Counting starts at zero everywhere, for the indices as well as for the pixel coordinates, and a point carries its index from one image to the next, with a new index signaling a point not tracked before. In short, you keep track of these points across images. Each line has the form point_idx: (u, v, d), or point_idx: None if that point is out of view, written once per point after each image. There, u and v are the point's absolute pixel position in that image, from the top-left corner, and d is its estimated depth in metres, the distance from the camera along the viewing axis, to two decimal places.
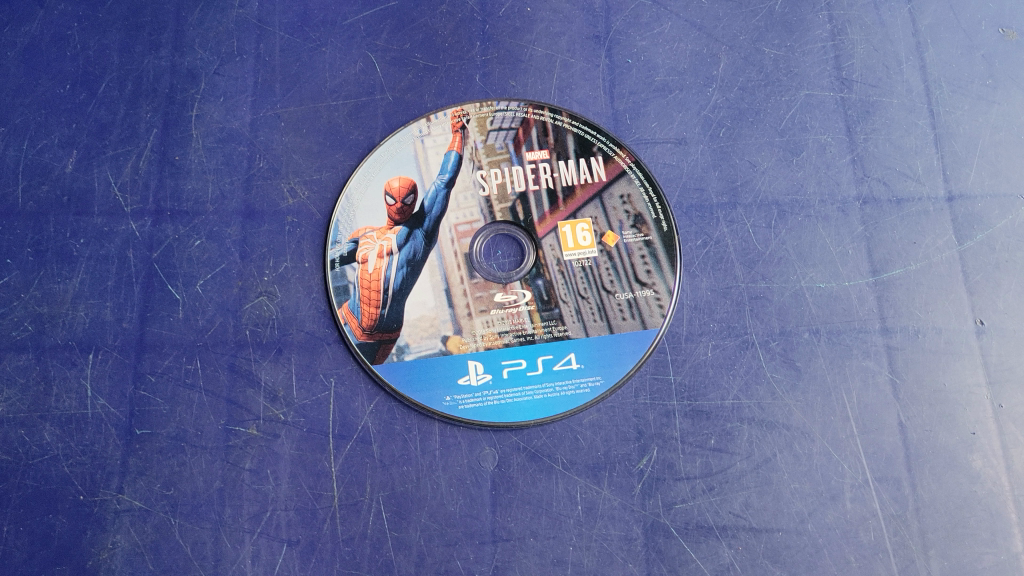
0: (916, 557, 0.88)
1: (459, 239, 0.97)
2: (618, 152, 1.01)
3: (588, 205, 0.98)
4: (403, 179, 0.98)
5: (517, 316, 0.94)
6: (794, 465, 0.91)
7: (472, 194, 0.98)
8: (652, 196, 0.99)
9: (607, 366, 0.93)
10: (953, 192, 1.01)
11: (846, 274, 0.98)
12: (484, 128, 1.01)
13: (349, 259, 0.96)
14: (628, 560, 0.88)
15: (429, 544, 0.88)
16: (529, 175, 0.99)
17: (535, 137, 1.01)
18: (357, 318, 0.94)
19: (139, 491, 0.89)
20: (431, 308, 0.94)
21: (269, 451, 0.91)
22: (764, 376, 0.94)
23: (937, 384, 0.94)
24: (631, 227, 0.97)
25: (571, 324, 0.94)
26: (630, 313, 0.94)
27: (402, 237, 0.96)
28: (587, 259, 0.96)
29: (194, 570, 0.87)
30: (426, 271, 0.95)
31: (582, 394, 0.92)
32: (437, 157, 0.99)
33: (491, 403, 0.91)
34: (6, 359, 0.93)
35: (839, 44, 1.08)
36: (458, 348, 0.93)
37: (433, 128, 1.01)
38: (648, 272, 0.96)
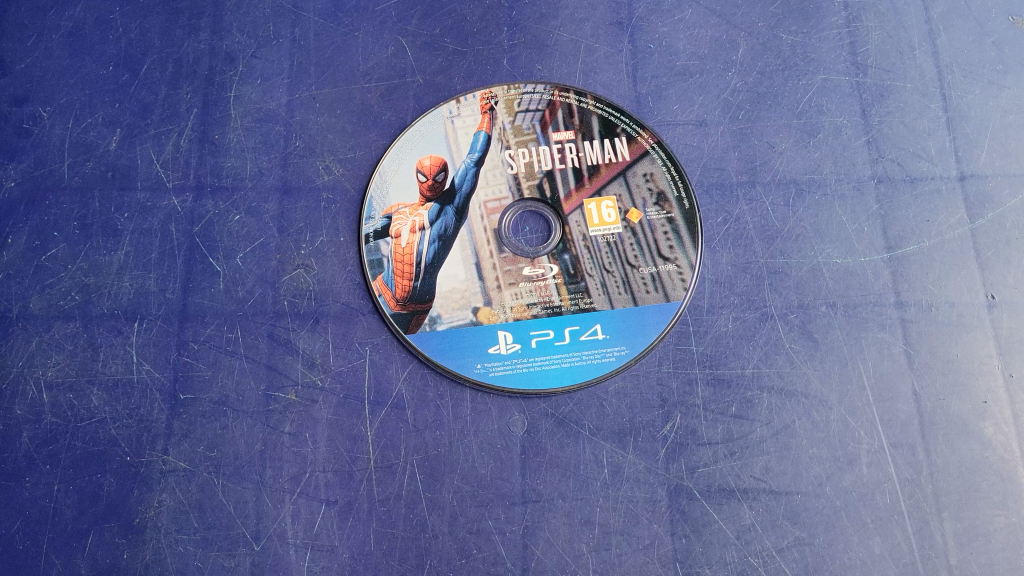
0: (930, 518, 0.91)
1: (489, 215, 1.00)
2: (641, 133, 1.05)
3: (613, 183, 1.02)
4: (435, 158, 1.02)
5: (545, 289, 0.98)
6: (812, 431, 0.94)
7: (501, 172, 1.02)
8: (674, 175, 1.02)
9: (632, 337, 0.96)
10: (965, 172, 1.05)
11: (862, 250, 1.02)
12: (512, 110, 1.05)
13: (382, 234, 0.99)
14: (653, 521, 0.91)
15: (461, 504, 0.92)
16: (555, 155, 1.03)
17: (561, 118, 1.05)
18: (392, 289, 0.98)
19: (184, 453, 0.93)
20: (462, 280, 0.98)
21: (308, 416, 0.94)
22: (783, 346, 0.98)
23: (949, 354, 0.97)
24: (654, 205, 1.01)
25: (597, 296, 0.97)
26: (653, 286, 0.98)
27: (434, 213, 1.00)
28: (612, 235, 1.00)
29: (237, 528, 0.90)
30: (457, 245, 0.99)
31: (607, 363, 0.96)
32: (466, 136, 1.03)
33: (521, 371, 0.95)
34: (55, 326, 0.97)
35: (854, 31, 1.12)
36: (488, 319, 0.96)
37: (463, 110, 1.05)
38: (671, 247, 1.00)
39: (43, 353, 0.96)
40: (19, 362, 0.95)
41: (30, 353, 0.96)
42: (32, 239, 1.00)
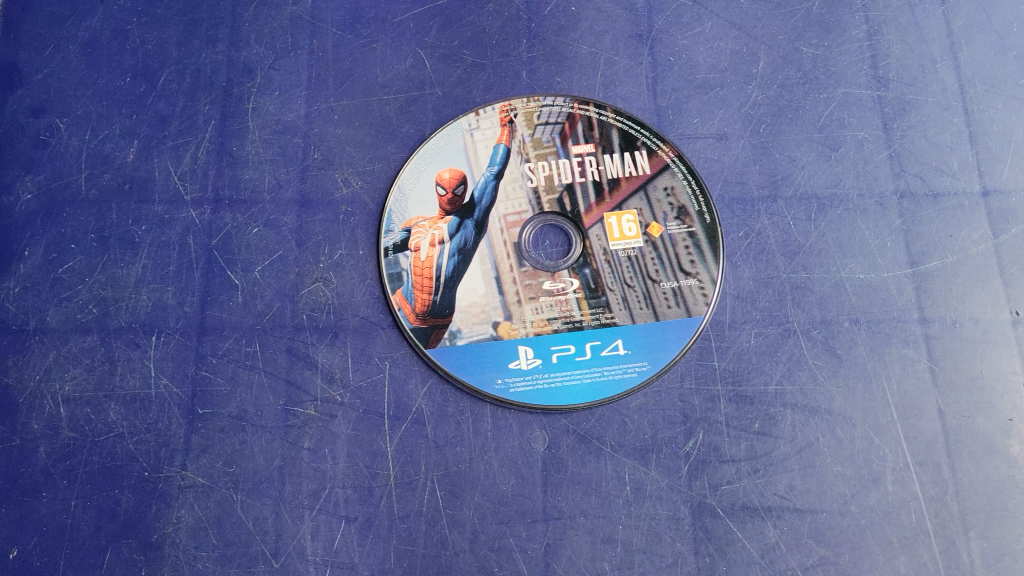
0: (957, 538, 0.90)
1: (509, 229, 1.00)
2: (662, 146, 1.04)
3: (633, 196, 1.01)
4: (454, 171, 1.01)
5: (566, 304, 0.97)
6: (836, 448, 0.93)
7: (521, 185, 1.01)
8: (695, 189, 1.02)
9: (653, 352, 0.95)
10: (988, 187, 1.04)
11: (884, 265, 1.01)
12: (531, 122, 1.04)
13: (401, 247, 0.99)
14: (677, 538, 0.90)
15: (482, 521, 0.91)
16: (575, 168, 1.02)
17: (580, 131, 1.04)
18: (411, 303, 0.97)
19: (202, 468, 0.92)
20: (482, 295, 0.97)
21: (327, 431, 0.94)
22: (806, 362, 0.97)
23: (973, 371, 0.96)
24: (675, 218, 1.00)
25: (618, 311, 0.96)
26: (675, 301, 0.97)
27: (453, 226, 0.99)
28: (633, 249, 0.99)
29: (256, 545, 0.89)
30: (477, 258, 0.98)
31: (629, 378, 0.95)
32: (486, 149, 1.02)
33: (542, 386, 0.94)
34: (72, 340, 0.96)
35: (875, 44, 1.11)
36: (508, 334, 0.95)
37: (482, 122, 1.04)
38: (692, 262, 0.99)
39: (60, 367, 0.95)
40: (35, 377, 0.94)
41: (47, 367, 0.95)
42: (49, 251, 0.99)
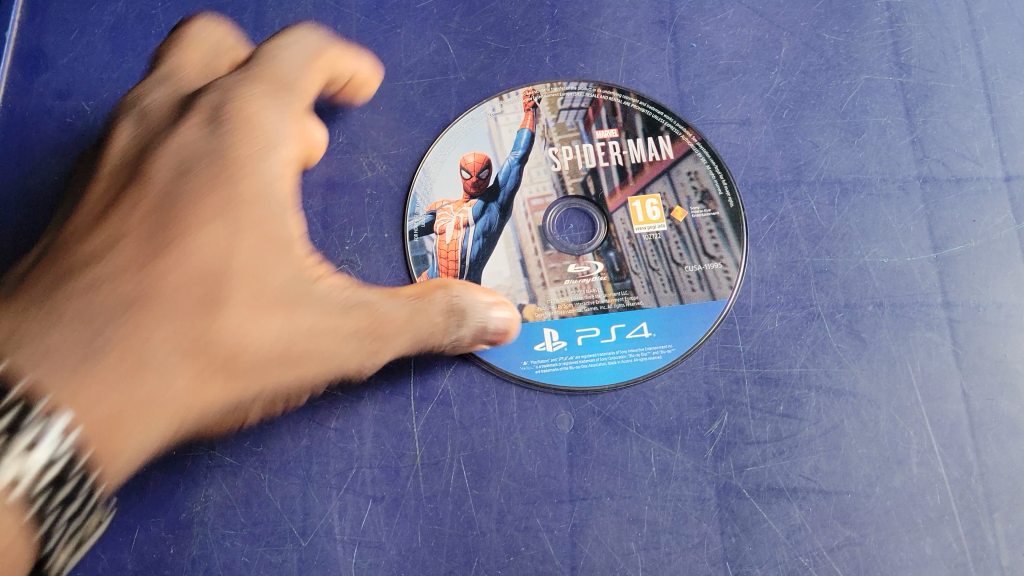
0: (982, 519, 0.90)
1: (533, 213, 1.01)
2: (685, 131, 1.05)
3: (657, 181, 1.02)
4: (478, 155, 1.03)
5: (590, 287, 0.98)
6: (861, 430, 0.94)
7: (545, 169, 1.02)
8: (719, 173, 1.03)
9: (678, 335, 0.97)
10: (1010, 173, 1.04)
11: (908, 250, 1.01)
12: (555, 107, 1.05)
13: (427, 230, 1.00)
14: (703, 519, 0.91)
15: (508, 502, 0.91)
16: (599, 153, 1.03)
17: (604, 116, 1.05)
18: None
19: (230, 448, 0.92)
20: (507, 277, 0.98)
21: (354, 412, 0.94)
22: (830, 346, 0.97)
23: (997, 354, 0.97)
24: (698, 203, 1.01)
25: (642, 294, 0.98)
26: (699, 285, 0.98)
27: (478, 210, 1.00)
28: (656, 233, 1.00)
29: (284, 523, 0.90)
30: (502, 242, 0.99)
31: (654, 361, 0.96)
32: (509, 134, 1.04)
33: (567, 368, 0.96)
34: None
35: (897, 31, 1.11)
36: (533, 317, 0.97)
37: (506, 107, 1.05)
38: (716, 246, 1.00)
39: None
40: None
41: None
42: None
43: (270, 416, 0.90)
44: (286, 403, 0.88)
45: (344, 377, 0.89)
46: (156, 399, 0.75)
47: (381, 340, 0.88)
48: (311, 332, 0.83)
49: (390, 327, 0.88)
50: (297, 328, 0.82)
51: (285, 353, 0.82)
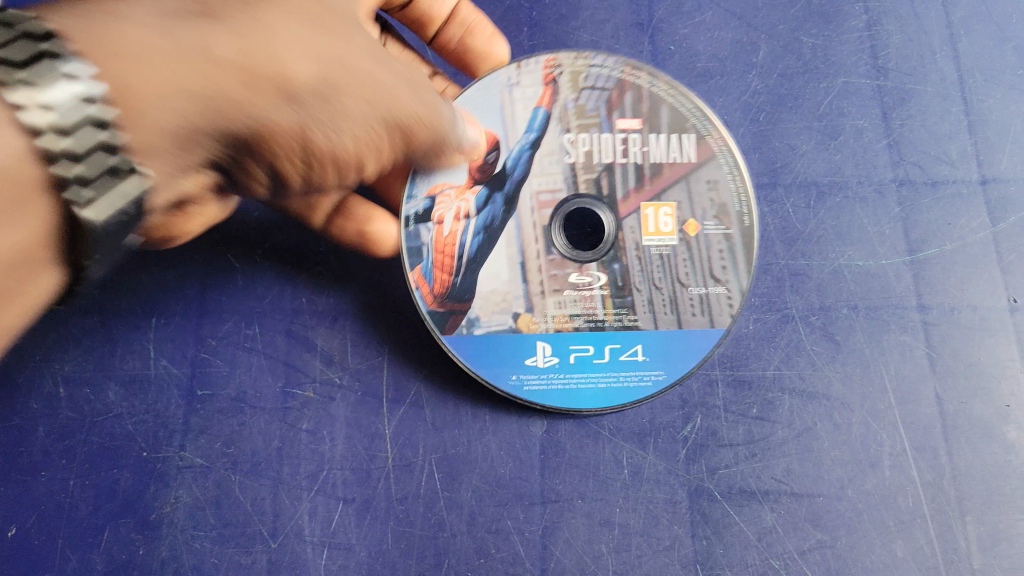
0: (954, 523, 0.90)
1: (541, 208, 0.97)
2: (713, 132, 0.99)
3: (674, 187, 0.98)
4: (488, 134, 0.96)
5: (590, 300, 0.96)
6: (834, 433, 0.94)
7: (557, 159, 0.98)
8: (739, 187, 0.98)
9: (673, 363, 0.94)
10: (987, 176, 1.04)
11: (882, 252, 1.01)
12: (576, 85, 0.99)
13: (423, 218, 0.95)
14: (674, 522, 0.91)
15: (480, 504, 0.91)
16: (618, 147, 0.98)
17: (628, 102, 0.99)
18: (429, 283, 0.93)
19: (201, 449, 0.92)
20: (505, 281, 0.95)
21: (326, 414, 0.94)
22: (804, 348, 0.97)
23: (972, 358, 0.96)
24: (712, 219, 0.97)
25: (641, 313, 0.95)
26: (700, 309, 0.95)
27: (481, 199, 0.96)
28: (666, 246, 0.97)
29: (253, 525, 0.90)
30: (504, 239, 0.96)
31: (644, 386, 0.93)
32: (524, 112, 0.98)
33: (557, 387, 0.93)
34: (72, 321, 0.96)
35: (874, 34, 1.11)
36: (528, 328, 0.94)
37: (523, 77, 0.98)
38: (724, 269, 0.96)
39: (61, 347, 0.95)
40: (36, 356, 0.95)
41: (47, 348, 0.95)
42: None
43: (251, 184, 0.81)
44: (270, 160, 0.77)
45: (340, 127, 0.77)
46: (128, 78, 0.60)
47: (338, 106, 0.75)
48: (303, 85, 0.72)
49: (385, 86, 0.78)
50: (330, 69, 0.74)
51: (314, 99, 0.74)
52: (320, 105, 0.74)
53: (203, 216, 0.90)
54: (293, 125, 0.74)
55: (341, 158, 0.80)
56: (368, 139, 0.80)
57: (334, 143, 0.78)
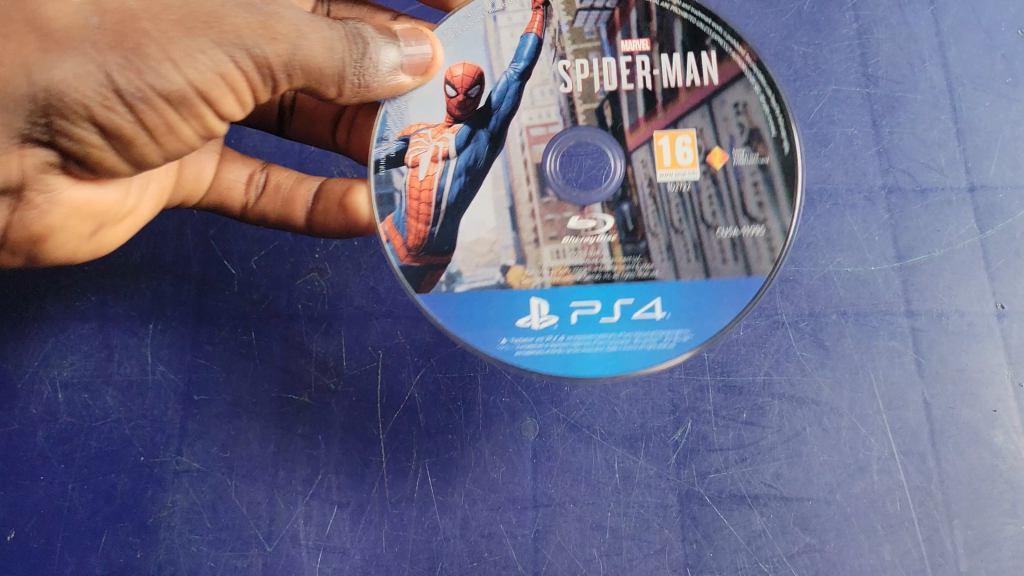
0: (940, 526, 0.92)
1: (532, 146, 0.84)
2: (738, 48, 0.84)
3: (695, 112, 0.84)
4: (468, 66, 0.85)
5: (594, 249, 0.83)
6: (823, 438, 0.95)
7: (551, 89, 0.85)
8: (773, 108, 0.83)
9: (700, 319, 0.80)
10: (975, 183, 1.04)
11: (872, 259, 1.01)
12: (571, 6, 0.85)
13: (396, 161, 0.83)
14: (664, 526, 0.92)
15: (473, 508, 0.92)
16: (622, 71, 0.85)
17: (635, 21, 0.85)
18: (403, 234, 0.82)
19: (198, 454, 0.93)
20: (492, 229, 0.82)
21: (321, 419, 0.95)
22: (794, 354, 0.98)
23: (959, 364, 0.97)
24: (744, 146, 0.83)
25: (659, 262, 0.82)
26: (732, 254, 0.81)
27: (462, 137, 0.84)
28: (686, 182, 0.83)
29: (250, 529, 0.91)
30: (489, 180, 0.83)
31: (664, 349, 0.80)
32: (511, 40, 0.85)
33: (556, 351, 0.80)
34: (70, 327, 0.97)
35: (864, 42, 1.11)
36: (519, 283, 0.82)
37: (509, 2, 0.85)
38: (760, 204, 0.82)
39: (59, 353, 0.97)
40: (35, 363, 0.96)
41: (46, 354, 0.97)
42: None
43: (95, 155, 0.76)
44: (81, 118, 0.72)
45: (141, 54, 0.71)
46: None
47: (133, 28, 0.70)
48: (66, 26, 0.69)
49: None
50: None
51: (91, 31, 0.70)
52: (102, 39, 0.70)
53: (73, 211, 0.80)
54: (81, 71, 0.70)
55: (170, 94, 0.73)
56: (193, 60, 0.73)
57: (147, 72, 0.71)
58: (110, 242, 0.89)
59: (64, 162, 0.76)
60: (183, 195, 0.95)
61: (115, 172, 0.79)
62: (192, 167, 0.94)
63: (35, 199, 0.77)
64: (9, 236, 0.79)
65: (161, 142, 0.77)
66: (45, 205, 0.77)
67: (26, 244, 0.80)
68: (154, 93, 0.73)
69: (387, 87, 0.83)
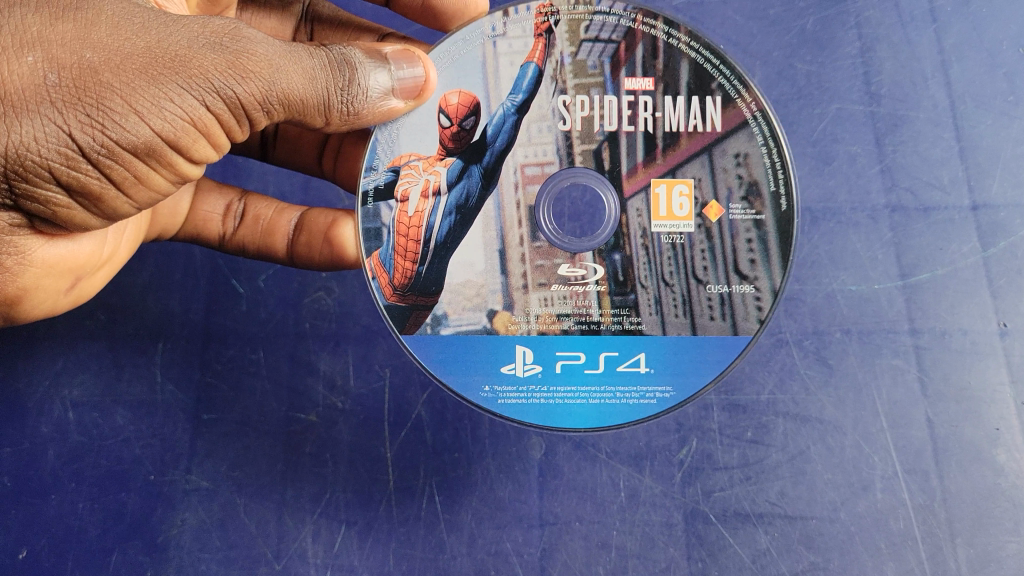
0: (944, 544, 0.93)
1: (526, 185, 0.83)
2: (744, 93, 0.82)
3: (694, 160, 0.82)
4: (465, 95, 0.82)
5: (582, 298, 0.83)
6: (826, 456, 0.96)
7: (550, 126, 0.83)
8: (775, 161, 0.81)
9: (682, 375, 0.81)
10: (977, 202, 1.04)
11: (875, 277, 1.02)
12: (576, 36, 0.83)
13: (385, 194, 0.81)
14: (670, 544, 0.93)
15: (479, 526, 0.93)
16: (624, 110, 0.83)
17: (640, 58, 0.83)
18: (388, 273, 0.81)
19: (207, 472, 0.94)
20: (480, 272, 0.82)
21: (329, 437, 0.95)
22: (798, 373, 0.99)
23: (962, 383, 0.98)
24: (741, 200, 0.82)
25: (646, 316, 0.82)
26: (719, 312, 0.82)
27: (455, 172, 0.82)
28: (679, 234, 0.82)
29: (259, 547, 0.92)
30: (480, 221, 0.83)
31: (646, 405, 0.81)
32: (510, 69, 0.83)
33: (539, 401, 0.81)
34: (80, 346, 0.98)
35: (868, 60, 1.09)
36: (505, 329, 0.82)
37: (511, 27, 0.83)
38: (752, 262, 0.82)
39: (69, 372, 0.98)
40: (46, 382, 0.97)
41: (57, 373, 0.98)
42: None
43: (63, 214, 0.71)
44: (45, 179, 0.68)
45: (103, 109, 0.66)
46: None
47: (93, 83, 0.65)
48: (21, 87, 0.64)
49: (155, 38, 0.67)
50: (56, 50, 0.65)
51: (48, 90, 0.65)
52: (62, 97, 0.65)
53: (48, 270, 0.76)
54: (42, 134, 0.65)
55: (138, 147, 0.68)
56: (160, 110, 0.68)
57: (111, 127, 0.67)
58: (88, 291, 0.86)
59: (31, 220, 0.71)
60: (159, 228, 0.94)
61: (86, 227, 0.74)
62: (169, 205, 0.92)
63: (6, 262, 0.72)
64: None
65: (132, 193, 0.72)
66: (17, 267, 0.73)
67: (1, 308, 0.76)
68: (119, 148, 0.68)
69: (377, 113, 0.79)
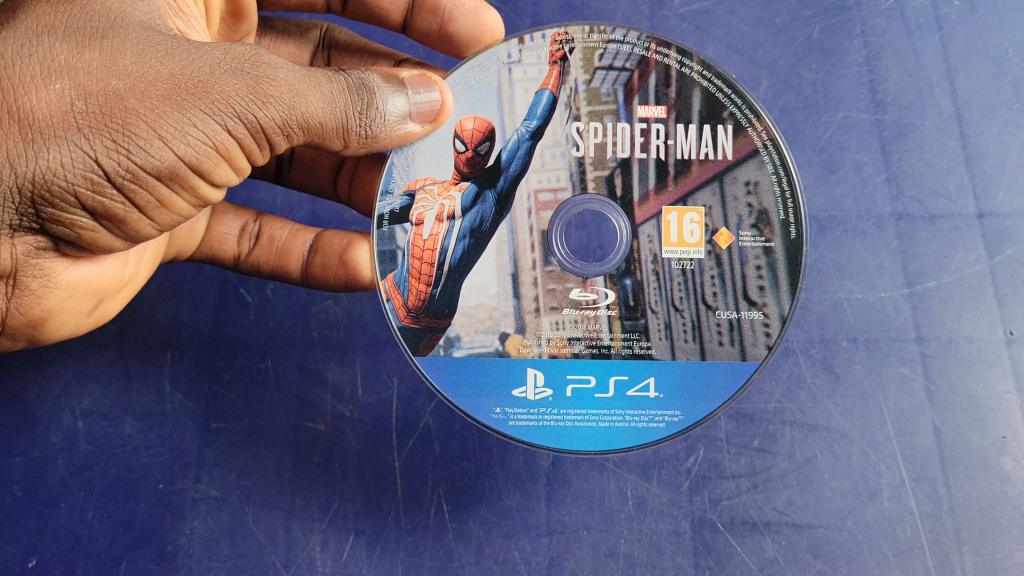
0: (951, 553, 0.93)
1: (539, 211, 0.84)
2: (755, 123, 0.83)
3: (705, 188, 0.83)
4: (480, 121, 0.83)
5: (593, 322, 0.83)
6: (834, 465, 0.96)
7: (563, 152, 0.84)
8: (785, 190, 0.82)
9: (690, 400, 0.81)
10: (983, 210, 1.04)
11: (882, 285, 1.02)
12: (589, 64, 0.84)
13: (401, 217, 0.82)
14: (677, 552, 0.93)
15: (487, 535, 0.93)
16: (637, 138, 0.84)
17: (653, 86, 0.84)
18: (403, 295, 0.82)
19: (216, 481, 0.95)
20: (493, 295, 0.83)
21: (338, 446, 0.96)
22: (805, 381, 0.99)
23: (968, 391, 0.98)
24: (751, 227, 0.82)
25: (655, 340, 0.82)
26: (728, 338, 0.82)
27: (469, 197, 0.83)
28: (690, 260, 0.83)
29: (267, 556, 0.92)
30: (494, 245, 0.83)
31: (655, 428, 0.81)
32: (525, 96, 0.83)
33: (549, 424, 0.81)
34: (89, 355, 0.99)
35: (873, 69, 1.10)
36: (517, 352, 0.82)
37: (525, 54, 0.84)
38: (761, 289, 0.82)
39: (79, 382, 0.98)
40: (55, 391, 0.98)
41: (66, 382, 0.98)
42: None
43: (88, 237, 0.72)
44: (70, 204, 0.68)
45: (129, 135, 0.67)
46: None
47: (118, 110, 0.66)
48: (48, 114, 0.65)
49: (179, 65, 0.68)
50: (82, 77, 0.66)
51: (75, 116, 0.66)
52: (89, 124, 0.66)
53: (71, 292, 0.77)
54: (68, 160, 0.66)
55: (161, 171, 0.69)
56: (184, 135, 0.68)
57: (136, 153, 0.67)
58: (110, 312, 0.87)
59: (56, 243, 0.72)
60: (176, 249, 0.94)
61: (109, 249, 0.75)
62: (186, 227, 0.93)
63: (31, 285, 0.73)
64: (7, 323, 0.75)
65: (154, 216, 0.73)
66: (42, 290, 0.74)
67: (25, 329, 0.77)
68: (143, 173, 0.69)
69: (395, 137, 0.80)
